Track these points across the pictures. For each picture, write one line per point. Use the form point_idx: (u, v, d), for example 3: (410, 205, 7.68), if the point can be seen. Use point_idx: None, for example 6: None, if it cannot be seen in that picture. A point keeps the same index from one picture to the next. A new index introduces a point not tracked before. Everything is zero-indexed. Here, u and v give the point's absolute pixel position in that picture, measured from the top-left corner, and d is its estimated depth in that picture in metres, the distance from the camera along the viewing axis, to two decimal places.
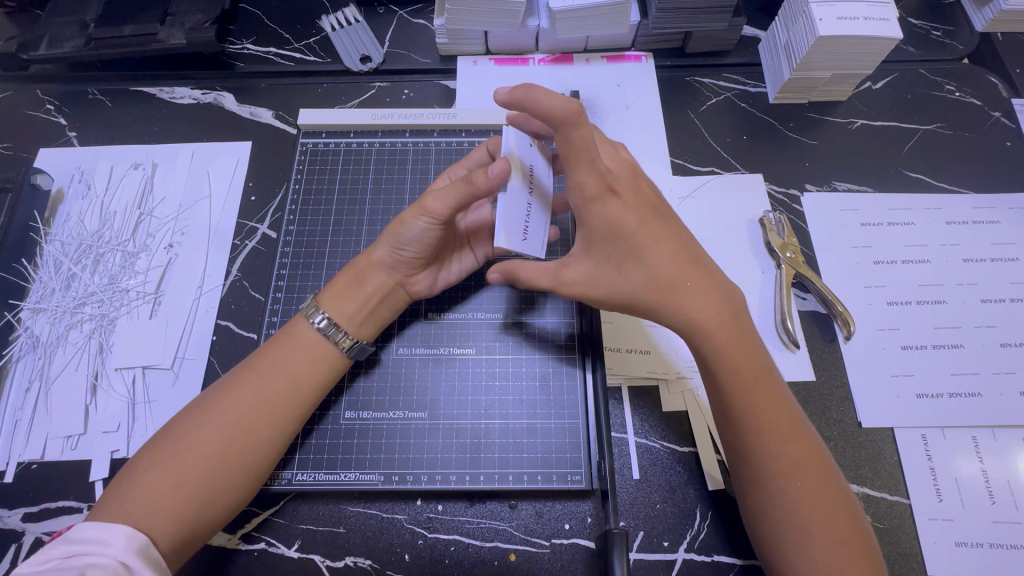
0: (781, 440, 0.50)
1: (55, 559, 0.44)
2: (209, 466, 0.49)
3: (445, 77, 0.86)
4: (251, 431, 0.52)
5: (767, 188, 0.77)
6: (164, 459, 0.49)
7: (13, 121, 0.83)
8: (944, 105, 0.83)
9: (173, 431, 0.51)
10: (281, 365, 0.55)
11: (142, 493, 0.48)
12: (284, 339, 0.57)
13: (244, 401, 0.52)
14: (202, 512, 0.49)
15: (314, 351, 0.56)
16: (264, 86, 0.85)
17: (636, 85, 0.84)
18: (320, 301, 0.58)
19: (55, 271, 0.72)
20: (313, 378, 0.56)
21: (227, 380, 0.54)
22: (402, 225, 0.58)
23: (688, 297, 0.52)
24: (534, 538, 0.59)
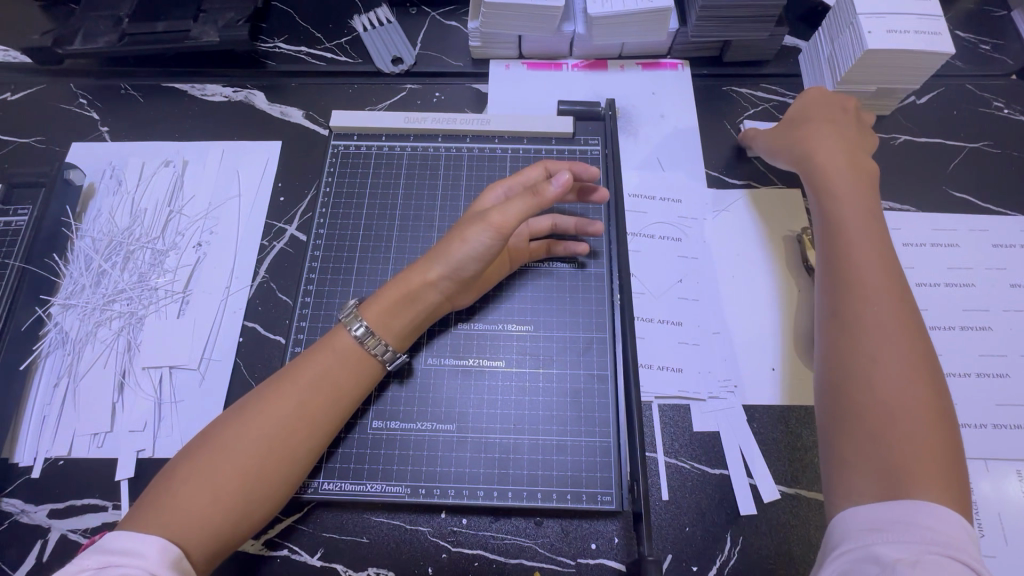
0: (871, 337, 0.51)
1: (88, 569, 0.43)
2: (244, 477, 0.49)
3: (477, 81, 0.84)
4: (286, 441, 0.52)
5: (806, 203, 0.75)
6: (200, 469, 0.49)
7: (46, 114, 0.83)
8: (993, 122, 0.80)
9: (210, 441, 0.51)
10: (319, 376, 0.54)
11: (178, 503, 0.47)
12: (322, 348, 0.56)
13: (285, 410, 0.52)
14: (236, 523, 0.49)
15: (353, 362, 0.56)
16: (294, 85, 0.84)
17: (672, 93, 0.82)
18: (364, 311, 0.58)
19: (85, 267, 0.72)
20: (350, 389, 0.56)
21: (264, 390, 0.54)
22: (465, 240, 0.57)
23: (865, 231, 0.58)
24: (560, 557, 0.58)
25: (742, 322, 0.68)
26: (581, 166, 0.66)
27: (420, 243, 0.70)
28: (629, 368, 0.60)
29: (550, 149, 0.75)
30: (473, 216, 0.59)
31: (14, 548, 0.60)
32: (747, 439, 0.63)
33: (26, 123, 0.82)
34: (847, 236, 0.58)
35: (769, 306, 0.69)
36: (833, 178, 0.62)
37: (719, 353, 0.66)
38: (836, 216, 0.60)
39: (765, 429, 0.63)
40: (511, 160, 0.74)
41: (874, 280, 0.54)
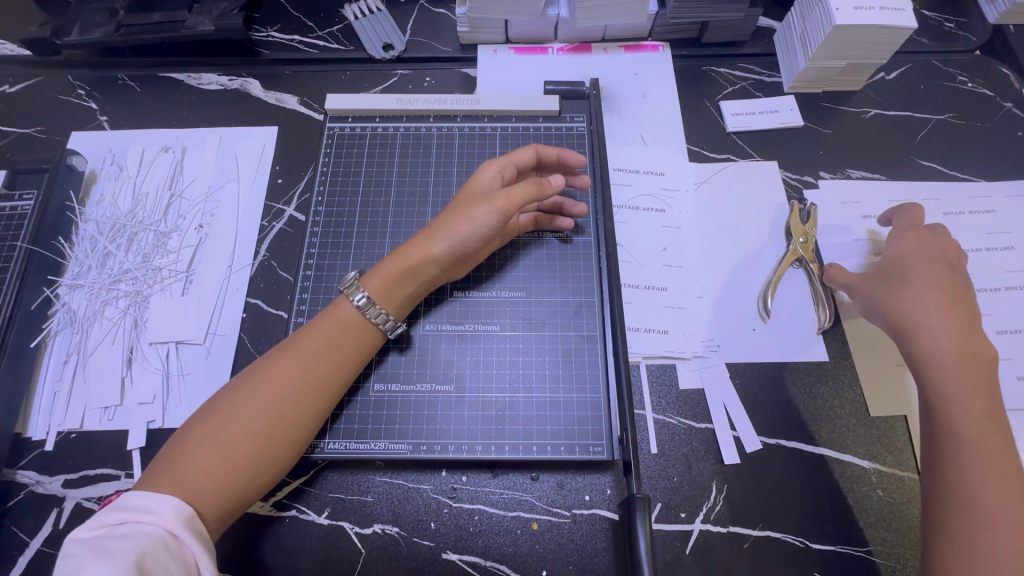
0: (978, 447, 0.53)
1: (107, 525, 0.46)
2: (252, 439, 0.52)
3: (466, 65, 0.87)
4: (292, 405, 0.54)
5: (782, 175, 0.79)
6: (209, 433, 0.51)
7: (45, 105, 0.85)
8: (957, 95, 0.85)
9: (221, 407, 0.53)
10: (323, 345, 0.57)
11: (189, 464, 0.50)
12: (323, 319, 0.59)
13: (292, 378, 0.55)
14: (246, 483, 0.52)
15: (353, 331, 0.59)
16: (288, 73, 0.87)
17: (653, 73, 0.86)
18: (367, 282, 0.60)
19: (90, 250, 0.74)
20: (351, 356, 0.58)
21: (267, 358, 0.56)
22: (471, 220, 0.60)
23: (937, 325, 0.60)
24: (555, 509, 0.61)
25: (723, 286, 0.71)
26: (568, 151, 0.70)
27: (415, 218, 0.73)
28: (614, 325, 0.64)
29: (538, 127, 0.78)
30: (475, 194, 0.62)
31: (32, 517, 0.62)
32: (730, 395, 0.66)
33: (26, 114, 0.84)
34: (926, 331, 0.60)
35: (747, 268, 0.72)
36: (913, 283, 0.63)
37: (702, 315, 0.70)
38: (909, 310, 0.62)
39: (747, 385, 0.67)
40: (500, 139, 0.77)
41: (956, 390, 0.56)
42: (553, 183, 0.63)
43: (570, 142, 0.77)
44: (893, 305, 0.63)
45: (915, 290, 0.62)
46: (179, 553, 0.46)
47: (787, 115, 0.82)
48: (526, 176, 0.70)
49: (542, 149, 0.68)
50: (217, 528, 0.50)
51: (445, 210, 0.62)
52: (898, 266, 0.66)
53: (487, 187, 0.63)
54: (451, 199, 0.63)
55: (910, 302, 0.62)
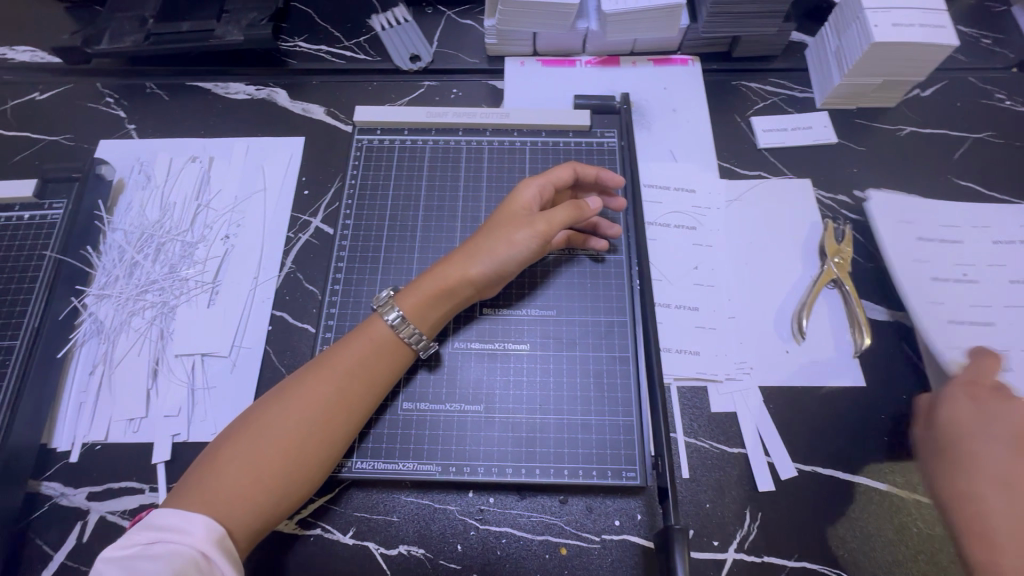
0: None
1: (138, 544, 0.46)
2: (284, 459, 0.51)
3: (493, 78, 0.87)
4: (324, 424, 0.54)
5: (817, 193, 0.77)
6: (241, 451, 0.51)
7: (74, 113, 0.85)
8: (996, 113, 0.83)
9: (253, 424, 0.52)
10: (357, 364, 0.56)
11: (219, 481, 0.49)
12: (356, 337, 0.58)
13: (325, 397, 0.54)
14: (275, 503, 0.51)
15: (386, 351, 0.58)
16: (316, 83, 0.87)
17: (683, 88, 0.85)
18: (402, 301, 0.59)
19: (118, 259, 0.74)
20: (383, 375, 0.58)
21: (301, 375, 0.56)
22: (511, 244, 0.60)
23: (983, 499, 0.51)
24: (585, 534, 0.60)
25: (757, 306, 0.70)
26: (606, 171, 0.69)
27: (443, 233, 0.72)
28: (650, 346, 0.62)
29: (567, 141, 0.77)
30: (514, 216, 0.61)
31: (56, 529, 0.62)
32: (763, 420, 0.65)
33: (55, 122, 0.85)
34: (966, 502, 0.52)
35: (781, 288, 0.71)
36: (969, 450, 0.54)
37: (734, 336, 0.68)
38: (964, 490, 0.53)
39: (782, 409, 0.65)
40: (529, 153, 0.77)
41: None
42: (592, 206, 0.62)
43: (601, 158, 0.76)
44: (941, 483, 0.55)
45: (970, 472, 0.53)
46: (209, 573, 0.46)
47: (821, 132, 0.81)
48: (560, 195, 0.69)
49: (580, 169, 0.67)
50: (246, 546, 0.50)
51: (486, 230, 0.62)
52: (952, 436, 0.57)
53: (525, 209, 0.62)
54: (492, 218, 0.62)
55: (963, 484, 0.54)
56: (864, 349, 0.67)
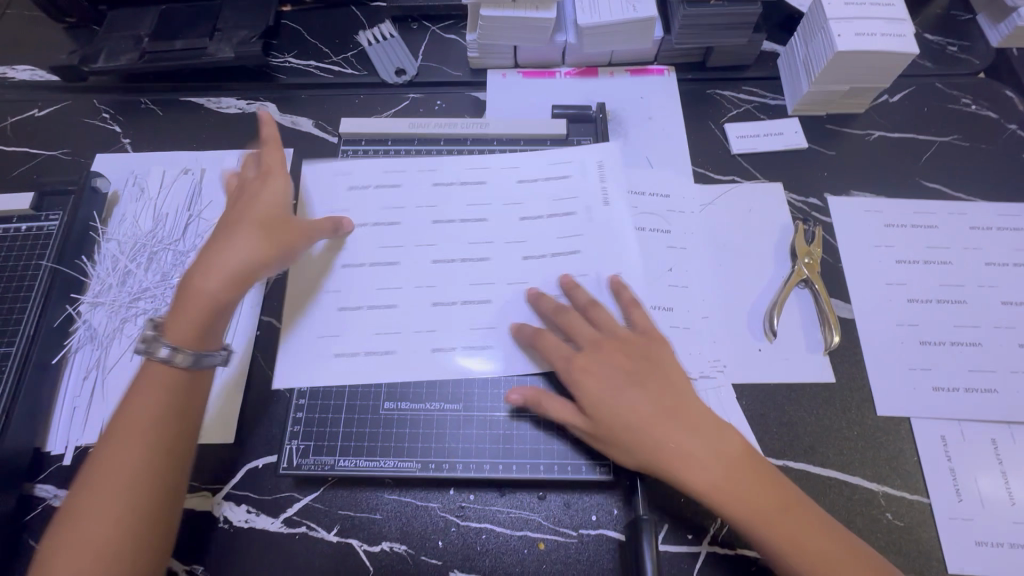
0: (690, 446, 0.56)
1: None
2: (128, 499, 0.52)
3: (475, 89, 0.90)
4: (133, 472, 0.53)
5: (788, 196, 0.80)
6: (86, 498, 0.52)
7: (71, 129, 0.88)
8: (961, 117, 0.85)
9: (93, 469, 0.53)
10: (143, 406, 0.56)
11: (77, 530, 0.51)
12: (144, 378, 0.57)
13: (141, 441, 0.54)
14: (132, 550, 0.51)
15: (176, 384, 0.57)
16: (304, 97, 0.90)
17: (658, 96, 0.88)
18: (200, 260, 0.62)
19: (112, 267, 0.76)
20: (170, 405, 0.56)
21: (114, 427, 0.55)
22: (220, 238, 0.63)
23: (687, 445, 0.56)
24: (562, 528, 0.62)
25: (730, 306, 0.72)
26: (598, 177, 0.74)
27: None
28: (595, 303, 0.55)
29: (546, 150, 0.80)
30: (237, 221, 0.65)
31: None
32: (736, 415, 0.66)
33: (52, 137, 0.88)
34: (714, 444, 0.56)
35: (751, 288, 0.73)
36: None
37: (708, 336, 0.70)
38: None
39: (754, 405, 0.67)
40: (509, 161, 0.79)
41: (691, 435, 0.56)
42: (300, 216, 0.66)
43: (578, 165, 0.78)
44: None
45: None
46: None
47: (791, 138, 0.84)
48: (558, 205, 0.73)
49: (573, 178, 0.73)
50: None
51: (263, 214, 0.64)
52: None
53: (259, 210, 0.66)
54: (280, 201, 0.66)
55: None
56: (834, 346, 0.69)
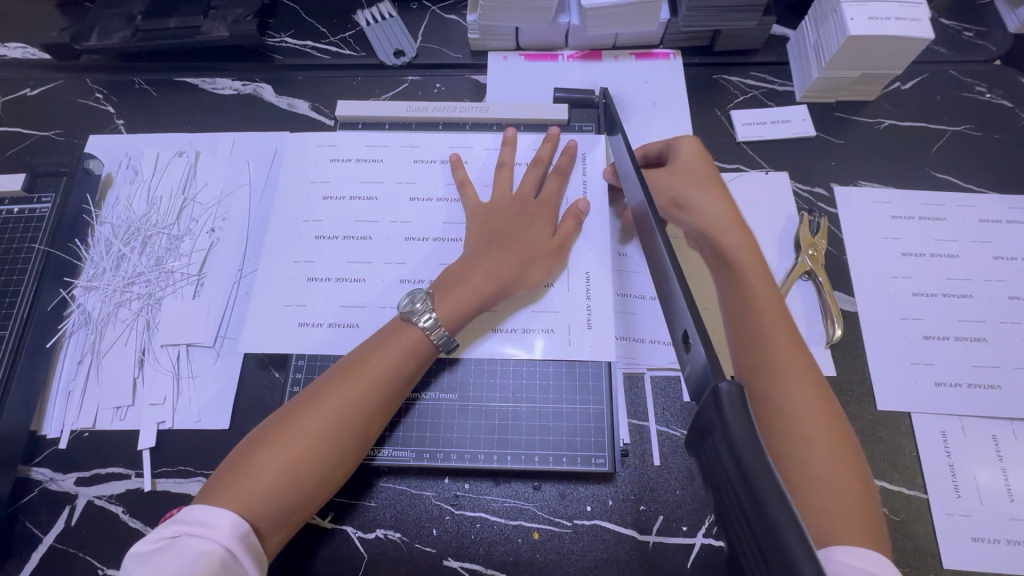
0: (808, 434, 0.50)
1: (166, 537, 0.46)
2: (322, 455, 0.52)
3: (476, 72, 0.88)
4: (364, 426, 0.55)
5: (793, 185, 0.78)
6: (280, 456, 0.51)
7: (64, 109, 0.87)
8: (975, 106, 0.83)
9: (290, 429, 0.52)
10: (390, 370, 0.57)
11: (254, 484, 0.49)
12: (390, 337, 0.59)
13: (349, 399, 0.54)
14: (311, 501, 0.52)
15: (371, 350, 0.58)
16: (301, 79, 0.88)
17: (663, 81, 0.85)
18: (439, 305, 0.60)
19: (106, 251, 0.76)
20: (400, 374, 0.57)
21: (340, 378, 0.56)
22: (492, 223, 0.66)
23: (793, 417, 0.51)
24: (557, 518, 0.61)
25: None
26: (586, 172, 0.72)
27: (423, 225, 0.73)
28: (671, 277, 0.47)
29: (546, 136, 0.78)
30: (503, 210, 0.67)
31: (45, 512, 0.64)
32: None
33: (46, 117, 0.86)
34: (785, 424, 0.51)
35: None
36: None
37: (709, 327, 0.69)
38: None
39: None
40: None
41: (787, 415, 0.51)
42: (501, 201, 0.68)
43: None
44: None
45: None
46: (235, 569, 0.46)
47: (799, 125, 0.82)
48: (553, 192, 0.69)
49: (562, 164, 0.71)
50: (272, 546, 0.50)
51: (530, 241, 0.65)
52: None
53: (516, 201, 0.68)
54: (517, 222, 0.66)
55: None
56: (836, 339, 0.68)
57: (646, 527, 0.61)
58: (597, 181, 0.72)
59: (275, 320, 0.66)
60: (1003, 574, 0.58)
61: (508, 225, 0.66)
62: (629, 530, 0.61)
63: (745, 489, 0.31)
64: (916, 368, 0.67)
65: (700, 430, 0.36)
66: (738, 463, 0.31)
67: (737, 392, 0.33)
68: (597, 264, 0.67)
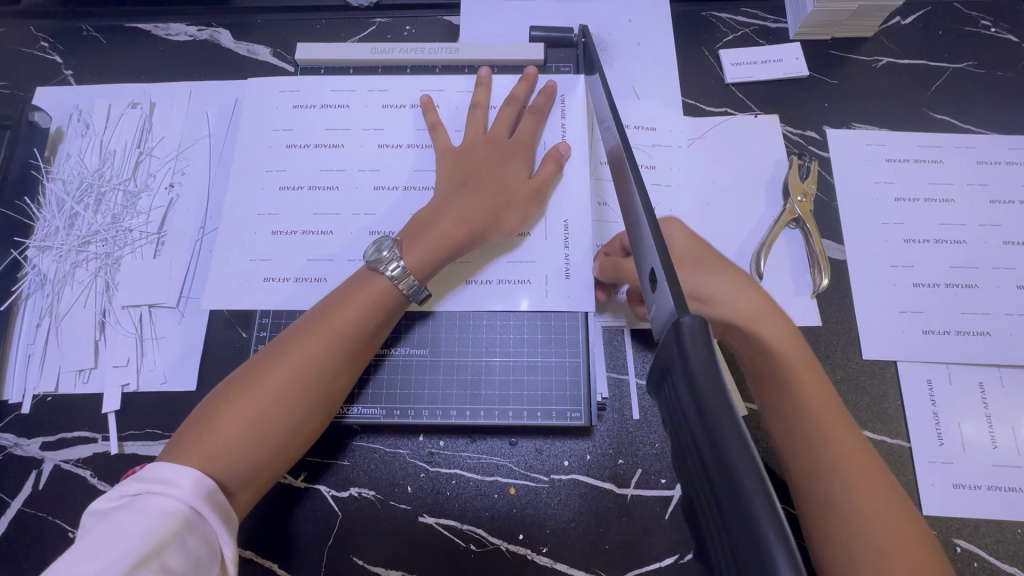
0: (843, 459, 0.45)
1: (126, 496, 0.43)
2: (289, 410, 0.50)
3: (448, 13, 0.82)
4: (332, 380, 0.52)
5: (783, 129, 0.74)
6: (244, 412, 0.48)
7: (7, 58, 0.81)
8: (978, 41, 0.78)
9: (252, 384, 0.49)
10: (357, 321, 0.54)
11: (217, 442, 0.47)
12: (355, 288, 0.55)
13: (314, 352, 0.52)
14: (280, 456, 0.50)
15: (336, 301, 0.55)
16: (261, 22, 0.82)
17: (648, 19, 0.80)
18: (407, 252, 0.57)
19: (58, 210, 0.72)
20: (368, 324, 0.55)
21: (303, 330, 0.53)
22: (465, 167, 0.62)
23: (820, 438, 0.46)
24: (533, 473, 0.60)
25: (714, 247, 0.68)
26: (564, 112, 0.68)
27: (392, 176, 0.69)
28: (641, 219, 0.43)
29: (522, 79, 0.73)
30: (476, 153, 0.63)
31: (11, 477, 0.62)
32: None
33: None
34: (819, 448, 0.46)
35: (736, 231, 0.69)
36: None
37: None
38: None
39: None
40: None
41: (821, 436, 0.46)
42: (473, 143, 0.64)
43: None
44: None
45: None
46: (203, 530, 0.43)
47: (791, 65, 0.77)
48: (529, 134, 0.65)
49: (540, 102, 0.66)
50: (242, 503, 0.49)
51: (506, 185, 0.61)
52: None
53: (490, 144, 0.64)
54: (492, 165, 0.62)
55: None
56: (822, 288, 0.65)
57: (624, 480, 0.60)
58: (574, 123, 0.68)
59: (238, 277, 0.63)
60: (983, 519, 0.58)
61: (482, 168, 0.62)
62: (607, 483, 0.60)
63: (701, 426, 0.28)
64: (904, 317, 0.65)
65: (659, 373, 0.33)
66: (697, 403, 0.29)
67: (700, 326, 0.31)
68: (574, 213, 0.64)
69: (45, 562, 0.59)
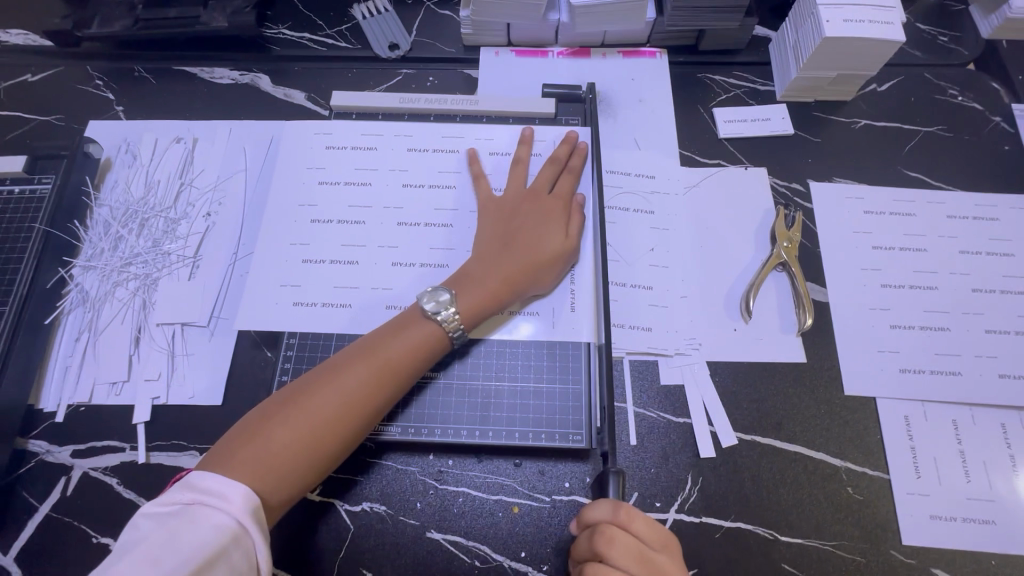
0: None
1: (178, 503, 0.47)
2: (334, 432, 0.54)
3: (468, 67, 0.90)
4: (374, 408, 0.57)
5: (771, 180, 0.81)
6: (294, 429, 0.53)
7: (65, 95, 0.89)
8: (947, 108, 0.86)
9: (304, 403, 0.55)
10: (402, 357, 0.59)
11: (267, 453, 0.52)
12: (403, 325, 0.61)
13: (362, 381, 0.57)
14: (318, 472, 0.55)
15: (383, 335, 0.60)
16: (297, 69, 0.90)
17: (649, 78, 0.88)
18: (456, 298, 0.63)
19: (104, 233, 0.78)
20: (411, 360, 0.60)
21: (354, 359, 0.58)
22: (506, 220, 0.69)
23: None
24: (536, 494, 0.64)
25: (708, 288, 0.74)
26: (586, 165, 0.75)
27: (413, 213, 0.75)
28: None
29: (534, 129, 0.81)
30: (516, 208, 0.70)
31: (42, 482, 0.66)
32: (709, 392, 0.68)
33: (47, 102, 0.88)
34: None
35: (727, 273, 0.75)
36: None
37: (687, 314, 0.72)
38: None
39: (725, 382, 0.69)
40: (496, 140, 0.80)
41: None
42: (511, 197, 0.71)
43: None
44: None
45: None
46: (246, 544, 0.46)
47: (778, 124, 0.85)
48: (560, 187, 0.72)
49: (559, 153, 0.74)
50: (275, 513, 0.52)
51: (540, 234, 0.67)
52: None
53: (526, 197, 0.71)
54: (531, 217, 0.69)
55: None
56: (806, 327, 0.71)
57: None
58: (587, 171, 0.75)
59: (271, 301, 0.69)
60: (958, 549, 0.62)
61: (518, 220, 0.69)
62: None
63: None
64: (882, 356, 0.70)
65: None
66: None
67: None
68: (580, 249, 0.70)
69: (69, 566, 0.62)
